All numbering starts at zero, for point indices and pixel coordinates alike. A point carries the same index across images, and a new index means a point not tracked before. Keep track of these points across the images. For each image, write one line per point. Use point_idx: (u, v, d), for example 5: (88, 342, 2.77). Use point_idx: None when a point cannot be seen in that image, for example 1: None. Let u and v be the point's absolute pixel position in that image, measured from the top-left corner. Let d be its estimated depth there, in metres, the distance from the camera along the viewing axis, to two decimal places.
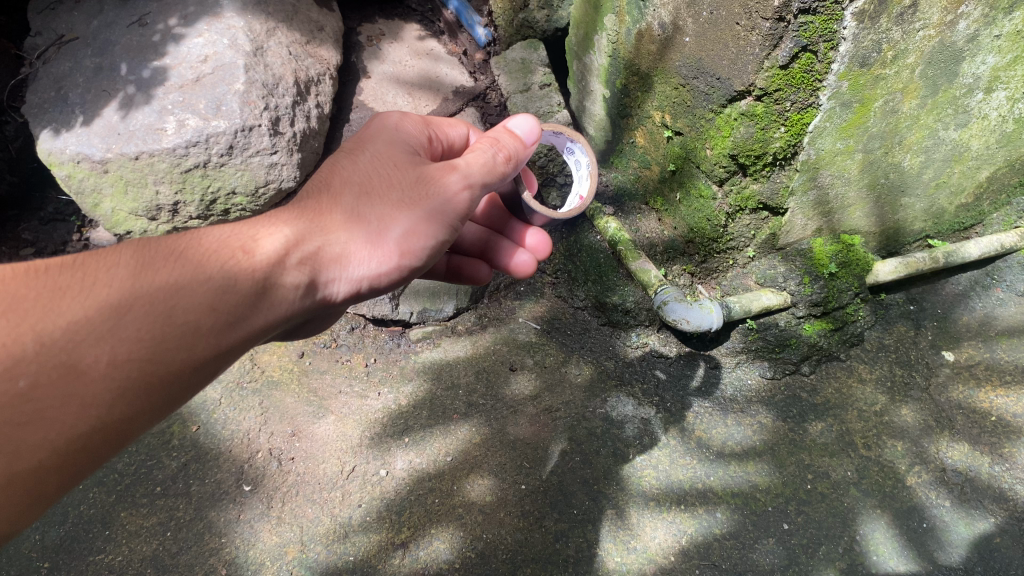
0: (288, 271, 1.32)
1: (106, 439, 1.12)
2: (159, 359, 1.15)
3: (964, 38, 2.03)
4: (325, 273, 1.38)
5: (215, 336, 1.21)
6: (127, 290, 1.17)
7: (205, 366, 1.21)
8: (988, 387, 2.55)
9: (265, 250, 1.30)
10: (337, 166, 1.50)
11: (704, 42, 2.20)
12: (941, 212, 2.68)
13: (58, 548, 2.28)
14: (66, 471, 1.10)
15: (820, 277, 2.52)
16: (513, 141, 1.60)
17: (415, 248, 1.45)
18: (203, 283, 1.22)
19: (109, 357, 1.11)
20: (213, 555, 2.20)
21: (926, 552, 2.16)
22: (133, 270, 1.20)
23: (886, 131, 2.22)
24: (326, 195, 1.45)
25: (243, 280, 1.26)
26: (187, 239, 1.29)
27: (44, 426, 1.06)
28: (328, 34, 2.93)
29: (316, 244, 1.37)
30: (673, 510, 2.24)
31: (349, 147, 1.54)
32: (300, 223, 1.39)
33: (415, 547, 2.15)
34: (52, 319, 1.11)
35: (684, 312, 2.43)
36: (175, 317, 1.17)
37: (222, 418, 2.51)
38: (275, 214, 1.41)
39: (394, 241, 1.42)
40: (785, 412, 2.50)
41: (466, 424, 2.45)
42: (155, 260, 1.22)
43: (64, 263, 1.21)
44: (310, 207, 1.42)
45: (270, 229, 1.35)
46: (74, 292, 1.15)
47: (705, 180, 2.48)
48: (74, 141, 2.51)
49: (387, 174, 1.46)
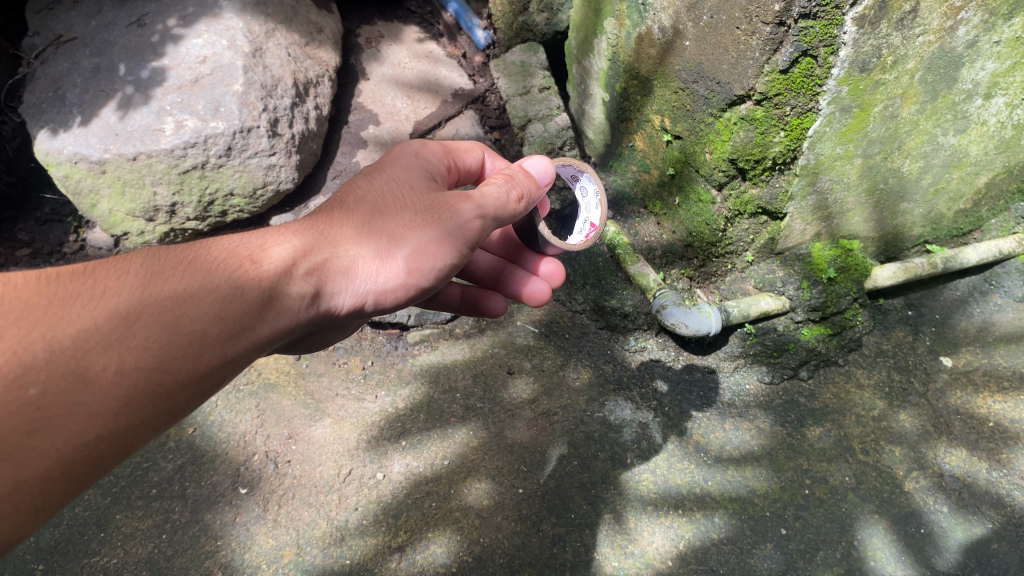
0: (294, 281, 1.32)
1: (112, 447, 1.10)
2: (166, 367, 1.14)
3: (964, 44, 2.03)
4: (333, 287, 1.37)
5: (223, 346, 1.21)
6: (136, 299, 1.16)
7: (211, 375, 1.20)
8: (986, 393, 2.54)
9: (273, 261, 1.31)
10: (353, 185, 1.52)
11: (704, 46, 2.20)
12: (940, 218, 2.67)
13: (53, 550, 2.27)
14: (72, 480, 1.07)
15: (819, 282, 2.54)
16: (527, 181, 1.61)
17: (423, 269, 1.43)
18: (211, 293, 1.22)
19: (117, 365, 1.10)
20: (209, 558, 2.18)
21: (925, 557, 2.15)
22: (142, 278, 1.20)
23: (885, 136, 2.22)
24: (337, 210, 1.46)
25: (252, 292, 1.26)
26: (197, 249, 1.29)
27: (51, 433, 1.04)
28: (328, 36, 2.92)
29: (323, 256, 1.37)
30: (671, 515, 2.23)
31: (366, 170, 1.57)
32: (309, 235, 1.40)
33: (412, 551, 2.14)
34: (62, 326, 1.10)
35: (683, 316, 2.47)
36: (183, 326, 1.17)
37: (218, 420, 2.51)
38: (285, 225, 1.42)
39: (402, 260, 1.41)
40: (784, 417, 2.50)
41: (464, 428, 2.44)
42: (164, 269, 1.22)
43: (73, 271, 1.20)
44: (320, 220, 1.44)
45: (279, 240, 1.36)
46: (83, 300, 1.14)
47: (705, 184, 2.47)
48: (71, 141, 2.49)
49: (401, 194, 1.47)
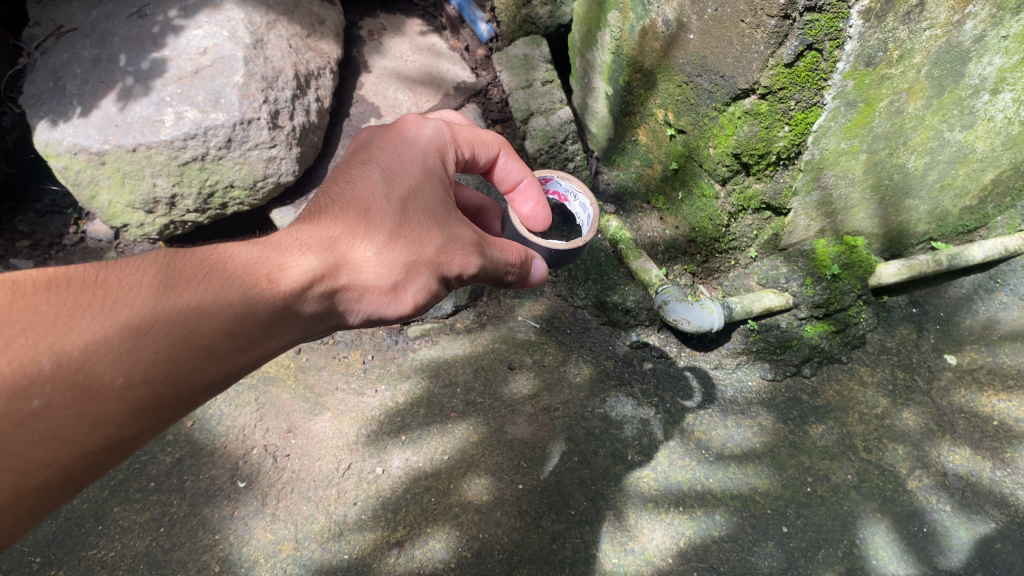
0: (308, 300, 1.31)
1: (112, 456, 1.10)
2: (174, 382, 1.14)
3: (970, 38, 2.00)
4: (340, 305, 1.39)
5: (231, 360, 1.21)
6: (148, 311, 1.14)
7: (216, 388, 1.21)
8: (990, 391, 2.52)
9: (290, 279, 1.29)
10: (372, 186, 1.48)
11: (709, 40, 2.18)
12: (946, 215, 2.65)
13: (51, 542, 2.24)
14: (70, 486, 1.07)
15: (823, 279, 2.52)
16: (524, 279, 1.72)
17: (424, 302, 1.49)
18: (226, 309, 1.21)
19: (124, 378, 1.09)
20: (207, 552, 2.17)
21: (927, 557, 2.14)
22: (154, 289, 1.17)
23: (891, 132, 2.20)
24: (356, 218, 1.43)
25: (267, 310, 1.25)
26: (212, 256, 1.26)
27: (55, 445, 1.03)
28: (330, 28, 2.90)
29: (341, 273, 1.37)
30: (672, 512, 2.22)
31: (386, 164, 1.53)
32: (327, 247, 1.37)
33: (411, 547, 2.13)
34: (71, 338, 1.07)
35: (685, 312, 2.45)
36: (195, 342, 1.16)
37: (217, 413, 2.49)
38: (303, 232, 1.38)
39: (411, 295, 1.45)
40: (786, 414, 2.48)
41: (464, 422, 2.43)
42: (179, 279, 1.19)
43: (83, 274, 1.15)
44: (337, 230, 1.41)
45: (297, 253, 1.33)
46: (94, 311, 1.10)
47: (708, 178, 2.46)
48: (71, 132, 2.46)
49: (420, 213, 1.47)
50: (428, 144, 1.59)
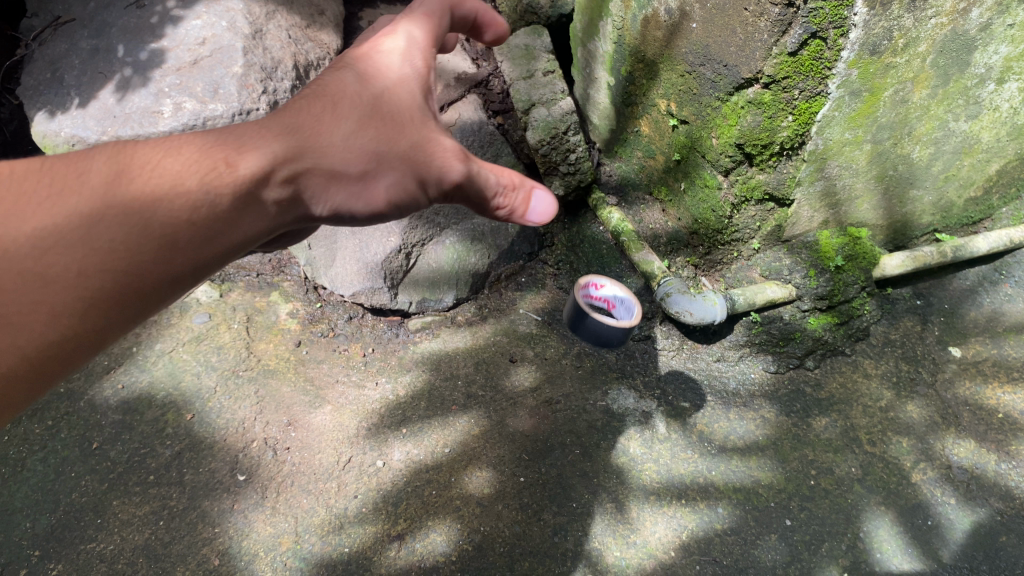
0: (271, 188, 1.19)
1: (83, 345, 1.06)
2: (136, 271, 1.07)
3: (976, 26, 1.98)
4: (308, 197, 1.26)
5: (193, 252, 1.12)
6: (98, 201, 1.05)
7: (187, 279, 1.13)
8: (995, 383, 2.51)
9: (249, 165, 1.16)
10: (343, 82, 1.35)
11: (711, 28, 2.16)
12: (950, 206, 2.62)
13: (49, 536, 2.17)
14: (36, 379, 1.04)
15: (826, 271, 2.49)
16: (521, 206, 1.45)
17: (399, 201, 1.34)
18: (185, 196, 1.10)
19: (79, 267, 1.03)
20: (206, 545, 2.13)
21: (931, 550, 2.12)
22: (106, 176, 1.08)
23: (895, 121, 2.18)
24: (326, 108, 1.30)
25: (223, 202, 1.13)
26: (166, 142, 1.15)
27: (13, 332, 1.00)
28: (329, 19, 2.88)
29: (307, 165, 1.23)
30: (674, 505, 2.20)
31: (358, 61, 1.39)
32: (291, 137, 1.24)
33: (411, 540, 2.11)
34: (12, 222, 1.00)
35: (687, 304, 2.43)
36: (150, 228, 1.07)
37: (217, 406, 2.46)
38: (263, 122, 1.25)
39: (384, 190, 1.31)
40: (789, 407, 2.46)
41: (464, 415, 2.43)
42: (134, 164, 1.10)
43: (35, 163, 1.08)
44: (304, 120, 1.27)
45: (256, 141, 1.20)
46: (39, 198, 1.03)
47: (711, 169, 2.43)
48: (68, 123, 2.42)
49: (395, 113, 1.33)
50: (411, 42, 1.43)
